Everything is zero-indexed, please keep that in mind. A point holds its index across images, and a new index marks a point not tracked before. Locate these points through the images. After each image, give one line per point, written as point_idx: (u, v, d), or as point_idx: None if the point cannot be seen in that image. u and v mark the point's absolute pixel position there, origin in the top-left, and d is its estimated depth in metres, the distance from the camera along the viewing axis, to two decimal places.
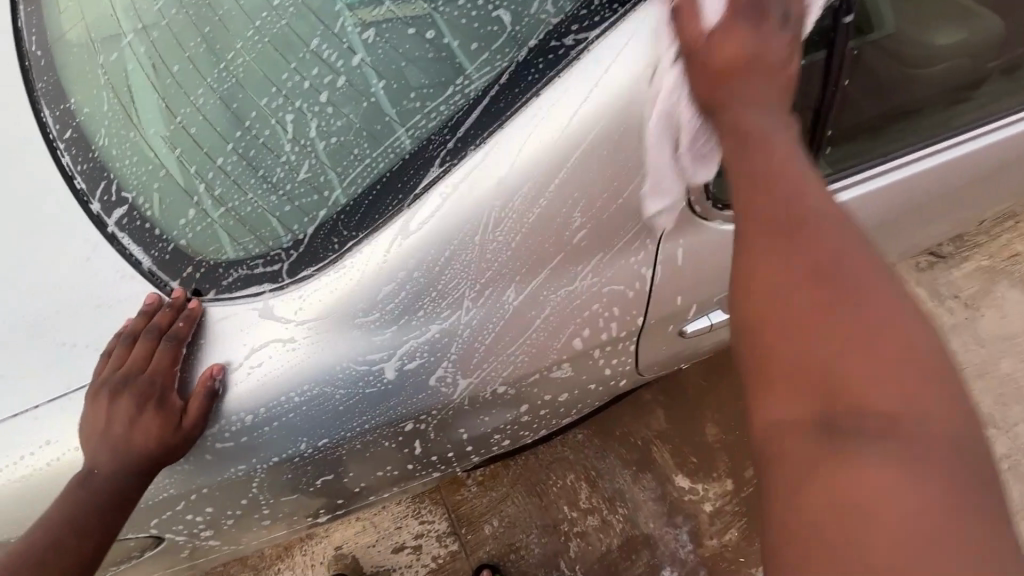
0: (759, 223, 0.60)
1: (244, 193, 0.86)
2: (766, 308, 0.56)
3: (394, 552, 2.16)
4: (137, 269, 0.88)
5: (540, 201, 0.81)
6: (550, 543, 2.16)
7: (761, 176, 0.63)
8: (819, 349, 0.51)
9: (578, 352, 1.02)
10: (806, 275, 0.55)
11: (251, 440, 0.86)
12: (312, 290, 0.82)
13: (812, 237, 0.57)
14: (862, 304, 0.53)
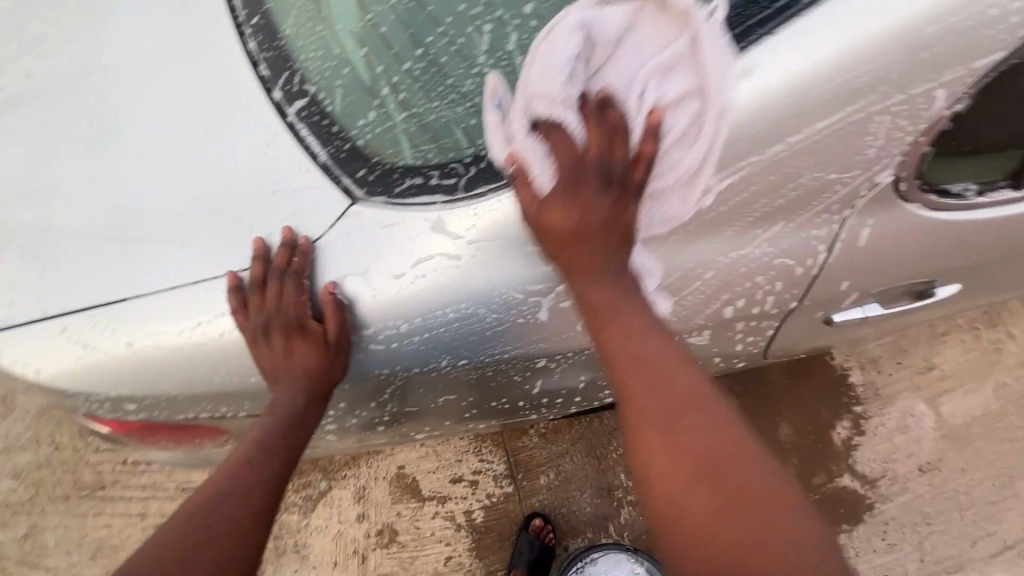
0: (650, 429, 0.68)
1: (430, 100, 0.84)
2: (677, 520, 0.63)
3: (452, 482, 2.22)
4: (314, 160, 0.89)
5: (744, 150, 0.75)
6: (602, 505, 2.18)
7: (650, 372, 0.71)
8: (727, 538, 0.59)
9: (723, 320, 0.97)
10: (698, 469, 0.64)
11: (397, 350, 0.87)
12: (487, 211, 0.80)
13: (695, 422, 0.66)
14: (744, 479, 0.62)
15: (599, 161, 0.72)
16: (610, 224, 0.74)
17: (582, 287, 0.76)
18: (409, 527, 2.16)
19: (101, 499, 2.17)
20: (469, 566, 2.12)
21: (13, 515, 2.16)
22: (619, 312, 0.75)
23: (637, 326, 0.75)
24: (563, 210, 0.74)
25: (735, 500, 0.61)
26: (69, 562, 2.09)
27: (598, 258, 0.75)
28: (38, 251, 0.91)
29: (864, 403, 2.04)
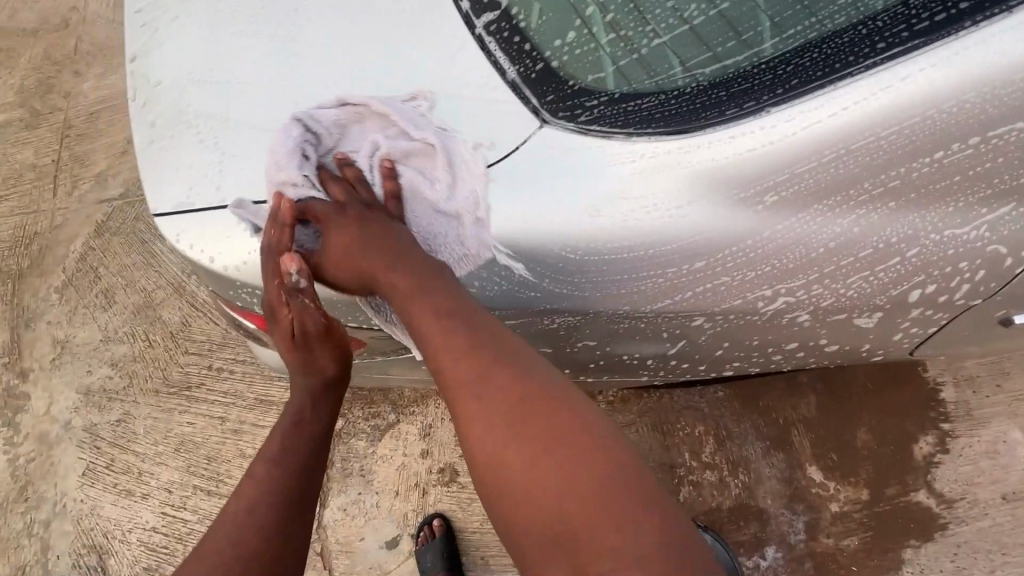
0: (460, 401, 0.73)
1: (641, 25, 0.80)
2: (490, 476, 0.69)
3: None
4: (502, 77, 0.85)
5: (1000, 112, 0.70)
6: None
7: (446, 346, 0.75)
8: (531, 484, 0.67)
9: (897, 304, 0.90)
10: (498, 429, 0.70)
11: (569, 287, 0.84)
12: (705, 149, 0.75)
13: (493, 381, 0.72)
14: (540, 429, 0.69)
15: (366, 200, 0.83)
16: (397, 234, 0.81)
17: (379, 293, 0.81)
18: (470, 470, 2.19)
19: (187, 398, 2.30)
20: None
21: (108, 400, 2.31)
22: (417, 289, 0.78)
23: (436, 296, 0.78)
24: (347, 233, 0.81)
25: (539, 446, 0.68)
26: (156, 450, 2.24)
27: (385, 260, 0.79)
28: (209, 140, 0.90)
29: (953, 421, 1.93)
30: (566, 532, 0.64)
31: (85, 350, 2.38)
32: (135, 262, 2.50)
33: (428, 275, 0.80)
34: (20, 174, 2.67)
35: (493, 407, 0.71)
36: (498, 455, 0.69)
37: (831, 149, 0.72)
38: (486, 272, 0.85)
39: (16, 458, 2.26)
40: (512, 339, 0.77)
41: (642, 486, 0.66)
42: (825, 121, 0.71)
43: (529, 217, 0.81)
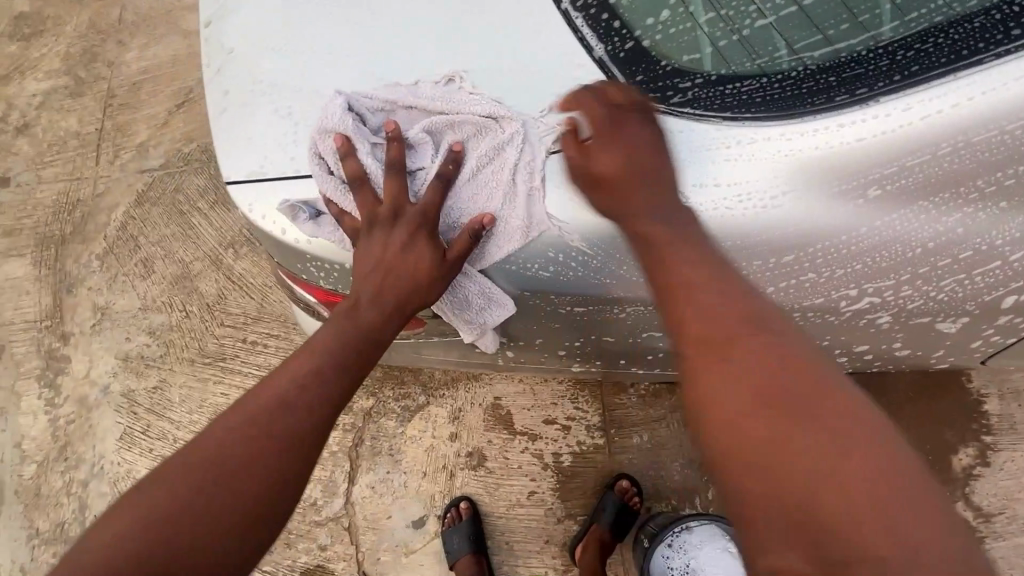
0: (705, 366, 0.70)
1: (745, 5, 0.81)
2: (731, 434, 0.66)
3: (545, 423, 2.20)
4: (589, 55, 0.84)
5: None
6: (692, 476, 2.14)
7: (696, 309, 0.72)
8: (789, 451, 0.62)
9: (980, 309, 0.87)
10: (753, 402, 0.66)
11: (646, 278, 0.85)
12: (797, 137, 0.75)
13: (749, 352, 0.68)
14: (803, 413, 0.64)
15: (624, 124, 0.79)
16: (660, 177, 0.78)
17: (629, 230, 0.78)
18: (498, 456, 2.19)
19: (222, 369, 2.33)
20: (550, 504, 2.14)
21: (146, 367, 2.35)
22: (672, 246, 0.75)
23: (690, 258, 0.74)
24: (608, 162, 0.79)
25: (802, 431, 0.63)
26: (190, 419, 2.28)
27: (643, 201, 0.77)
28: (285, 109, 0.90)
29: (996, 433, 1.87)
30: (816, 525, 0.58)
31: (124, 317, 2.42)
32: (173, 233, 2.52)
33: (682, 232, 0.75)
34: (65, 141, 2.70)
35: (751, 362, 0.68)
36: (759, 413, 0.65)
37: (936, 149, 0.72)
38: (568, 259, 0.84)
39: (56, 419, 2.31)
40: (770, 308, 0.73)
41: (931, 494, 0.58)
42: (933, 115, 0.71)
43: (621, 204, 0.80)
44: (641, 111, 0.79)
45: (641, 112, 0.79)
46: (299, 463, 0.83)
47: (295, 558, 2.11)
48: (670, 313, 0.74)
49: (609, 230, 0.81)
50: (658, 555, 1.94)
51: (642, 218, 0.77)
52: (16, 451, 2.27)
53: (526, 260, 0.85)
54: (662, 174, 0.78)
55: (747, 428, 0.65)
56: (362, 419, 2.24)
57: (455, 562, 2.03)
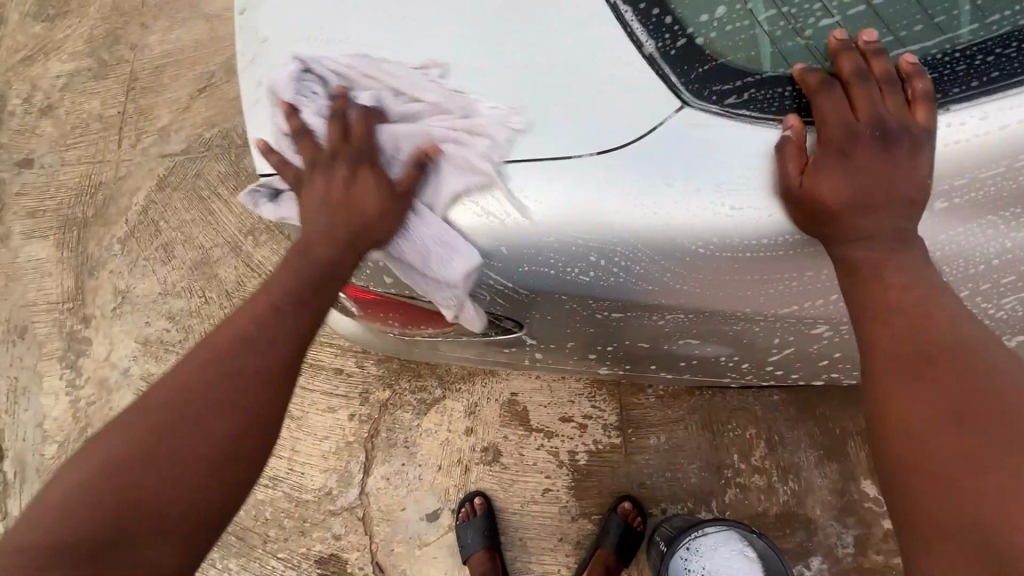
0: (895, 379, 0.72)
1: (808, 3, 0.82)
2: (916, 431, 0.68)
3: (561, 421, 2.19)
4: (639, 51, 0.83)
5: None
6: (708, 479, 2.11)
7: (891, 328, 0.75)
8: (986, 462, 0.63)
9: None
10: (945, 416, 0.67)
11: (694, 288, 0.83)
12: (865, 140, 0.75)
13: (950, 371, 0.69)
14: (1004, 433, 0.64)
15: (862, 140, 0.75)
16: (892, 200, 0.75)
17: (841, 250, 0.78)
18: (513, 452, 2.18)
19: None
20: (565, 502, 2.13)
21: (166, 352, 2.37)
22: (882, 267, 0.76)
23: (893, 280, 0.75)
24: (835, 175, 0.75)
25: (999, 448, 0.63)
26: None
27: (857, 219, 0.75)
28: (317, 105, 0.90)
29: None
30: (990, 532, 0.59)
31: (145, 301, 2.44)
32: (194, 219, 2.53)
33: (894, 255, 0.76)
34: (88, 123, 2.71)
35: (966, 380, 0.68)
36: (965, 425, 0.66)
37: (1000, 163, 0.76)
38: (610, 264, 0.82)
39: (77, 401, 2.33)
40: (995, 345, 0.72)
41: None
42: (1004, 128, 0.75)
43: (671, 211, 0.78)
44: (885, 125, 0.75)
45: (886, 128, 0.75)
46: (269, 398, 0.83)
47: (310, 547, 2.12)
48: (872, 321, 0.76)
49: (656, 238, 0.79)
50: (674, 559, 1.92)
51: (853, 240, 0.77)
52: (38, 431, 2.31)
53: (568, 264, 0.83)
54: (893, 196, 0.75)
55: (943, 430, 0.66)
56: (378, 410, 2.24)
57: (468, 557, 2.03)
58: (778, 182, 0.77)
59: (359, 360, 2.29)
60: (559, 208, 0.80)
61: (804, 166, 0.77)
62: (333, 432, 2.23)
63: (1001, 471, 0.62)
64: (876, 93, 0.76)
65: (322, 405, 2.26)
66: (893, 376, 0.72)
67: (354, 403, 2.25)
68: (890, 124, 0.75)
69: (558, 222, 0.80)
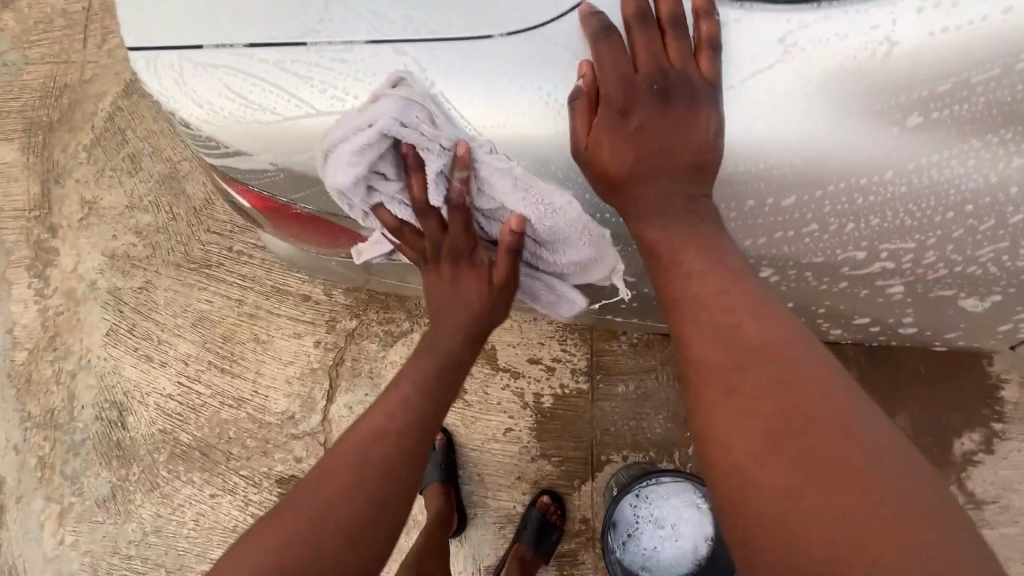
0: (703, 388, 0.71)
1: None
2: (717, 433, 0.68)
3: (529, 362, 2.13)
4: None
5: None
6: (673, 429, 2.07)
7: (703, 330, 0.72)
8: (775, 454, 0.63)
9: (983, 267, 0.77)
10: (753, 426, 0.65)
11: (622, 209, 0.76)
12: (822, 43, 0.67)
13: (749, 371, 0.68)
14: (795, 437, 0.62)
15: (652, 103, 0.69)
16: (682, 165, 0.71)
17: (642, 225, 0.75)
18: (477, 390, 2.14)
19: (207, 276, 2.28)
20: (526, 442, 2.10)
21: (132, 267, 2.32)
22: (682, 249, 0.73)
23: (698, 271, 0.74)
24: (626, 139, 0.70)
25: (794, 453, 0.62)
26: (175, 323, 2.27)
27: (650, 190, 0.73)
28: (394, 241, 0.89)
29: (1007, 422, 1.67)
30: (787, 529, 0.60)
31: (111, 214, 2.36)
32: (161, 129, 2.39)
33: (701, 229, 0.73)
34: (51, 18, 2.51)
35: (752, 376, 0.67)
36: (756, 423, 0.65)
37: (997, 65, 0.65)
38: (518, 177, 0.73)
39: (45, 309, 2.32)
40: (785, 327, 0.70)
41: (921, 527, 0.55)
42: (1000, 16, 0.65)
43: (585, 121, 0.71)
44: (665, 78, 0.68)
45: (668, 81, 0.68)
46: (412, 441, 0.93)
47: (271, 467, 2.14)
48: (682, 316, 0.75)
49: (573, 149, 0.72)
50: (625, 504, 1.92)
51: (647, 214, 0.74)
52: (9, 337, 2.31)
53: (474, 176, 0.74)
54: (682, 158, 0.70)
55: (737, 433, 0.66)
56: (344, 338, 2.19)
57: (423, 489, 2.04)
58: (572, 143, 0.72)
59: (328, 287, 2.22)
60: (466, 103, 0.71)
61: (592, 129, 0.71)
62: (298, 357, 2.20)
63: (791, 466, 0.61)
64: (658, 39, 0.69)
65: (289, 330, 2.22)
66: (694, 379, 0.72)
67: (321, 330, 2.21)
68: (674, 78, 0.68)
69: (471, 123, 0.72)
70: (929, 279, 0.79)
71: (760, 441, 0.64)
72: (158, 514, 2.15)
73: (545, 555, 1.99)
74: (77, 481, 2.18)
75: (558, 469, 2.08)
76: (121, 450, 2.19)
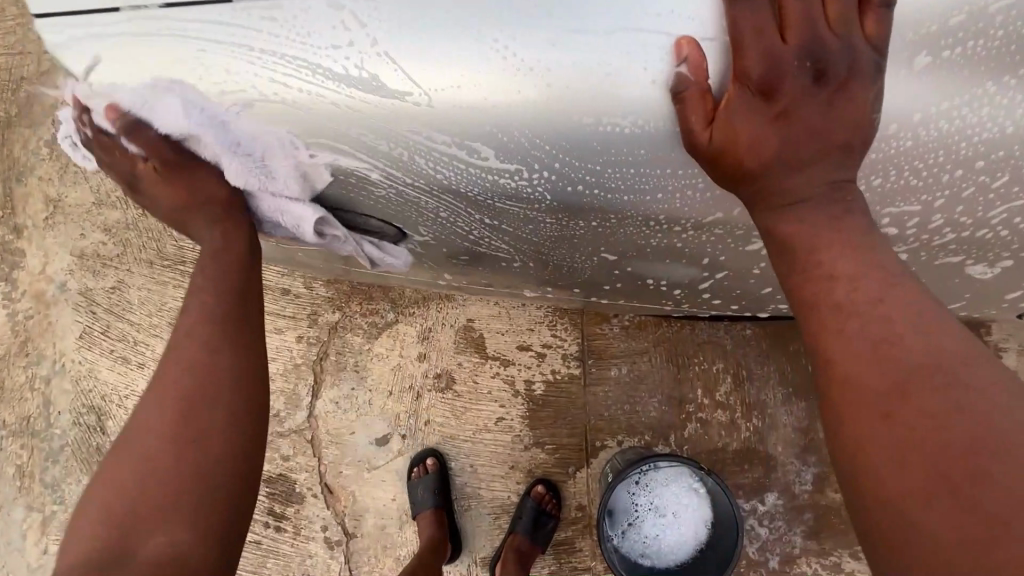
0: (851, 406, 0.60)
1: None
2: (870, 461, 0.58)
3: (518, 349, 2.07)
4: None
5: None
6: (668, 412, 2.02)
7: (848, 342, 0.62)
8: (950, 491, 0.53)
9: (993, 228, 0.70)
10: (921, 460, 0.54)
11: (596, 181, 0.65)
12: None
13: (916, 391, 0.57)
14: (980, 474, 0.52)
15: (792, 79, 0.58)
16: (829, 149, 0.61)
17: (770, 218, 0.66)
18: (467, 380, 2.08)
19: (182, 273, 2.19)
20: (518, 432, 2.05)
21: (103, 267, 2.23)
22: (825, 250, 0.64)
23: (844, 274, 0.64)
24: (755, 123, 0.59)
25: (976, 491, 0.52)
26: (151, 323, 2.19)
27: (788, 179, 0.63)
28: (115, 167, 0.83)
29: None
30: None
31: (77, 212, 2.26)
32: None
33: (846, 223, 0.64)
34: (2, 7, 2.38)
35: (920, 397, 0.57)
36: (926, 453, 0.54)
37: None
38: (478, 151, 0.64)
39: (15, 314, 2.23)
40: (954, 339, 0.59)
41: None
42: None
43: (547, 79, 0.60)
44: (821, 52, 0.57)
45: (823, 56, 0.58)
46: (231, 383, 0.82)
47: None
48: (823, 323, 0.64)
49: (690, 144, 0.62)
50: (623, 491, 1.88)
51: (781, 207, 0.65)
52: None
53: (427, 155, 0.66)
54: (832, 144, 0.61)
55: (899, 462, 0.56)
56: (327, 332, 2.12)
57: (417, 515, 1.97)
58: (682, 133, 0.62)
59: (309, 280, 2.14)
60: (410, 64, 0.61)
61: (715, 111, 0.60)
62: (280, 354, 2.13)
63: (981, 512, 0.51)
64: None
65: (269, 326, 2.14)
66: (835, 395, 0.62)
67: (302, 325, 2.13)
68: (827, 52, 0.58)
69: (418, 87, 0.62)
70: (935, 244, 0.73)
71: (932, 473, 0.54)
72: None
73: (541, 544, 1.94)
74: (58, 489, 2.12)
75: (552, 457, 2.04)
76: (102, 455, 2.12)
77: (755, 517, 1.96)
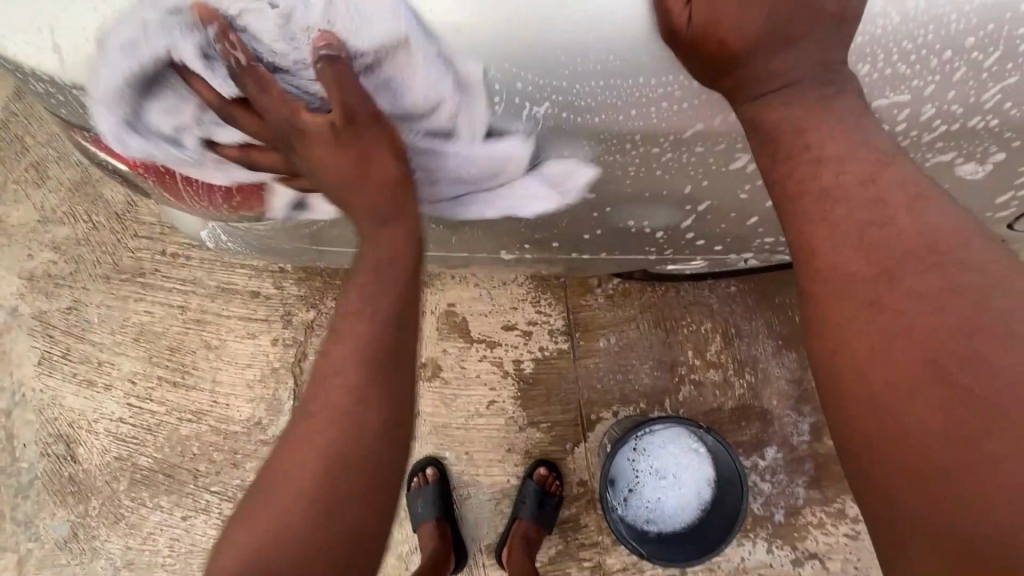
0: (841, 301, 0.62)
1: None
2: (861, 352, 0.60)
3: (503, 329, 2.02)
4: None
5: None
6: (661, 378, 1.98)
7: (833, 229, 0.64)
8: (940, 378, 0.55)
9: (981, 116, 0.69)
10: (912, 348, 0.57)
11: (563, 99, 0.64)
12: None
13: (908, 280, 0.59)
14: (969, 356, 0.55)
15: None
16: (814, 19, 0.61)
17: (751, 109, 0.65)
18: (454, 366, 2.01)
19: (142, 285, 2.08)
20: (511, 413, 2.00)
21: (55, 287, 2.09)
22: (812, 131, 0.65)
23: (830, 157, 0.65)
24: (731, 5, 0.61)
25: (965, 373, 0.54)
26: (114, 341, 2.06)
27: (767, 65, 0.63)
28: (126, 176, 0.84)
29: None
30: (952, 462, 0.53)
31: (22, 232, 2.11)
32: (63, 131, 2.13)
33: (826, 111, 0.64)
34: None
35: (913, 285, 0.59)
36: (918, 340, 0.57)
37: None
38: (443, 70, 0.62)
39: None
40: (952, 230, 0.61)
41: None
42: None
43: None
44: None
45: None
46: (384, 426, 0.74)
47: (244, 478, 1.99)
48: (812, 222, 0.65)
49: (669, 32, 0.61)
50: (621, 459, 1.85)
51: (764, 94, 0.65)
52: None
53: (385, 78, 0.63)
54: (817, 13, 0.61)
55: (887, 351, 0.58)
56: (303, 332, 2.04)
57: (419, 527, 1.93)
58: (659, 23, 0.61)
59: (279, 281, 2.05)
60: None
61: None
62: (255, 359, 2.04)
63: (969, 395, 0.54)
64: None
65: (242, 331, 2.05)
66: (821, 292, 0.63)
67: (276, 327, 2.04)
68: None
69: None
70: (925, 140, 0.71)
71: (922, 359, 0.56)
72: (128, 546, 1.98)
73: (547, 526, 1.90)
74: (31, 526, 1.99)
75: (549, 435, 1.99)
76: (75, 485, 2.00)
77: (757, 472, 1.94)
